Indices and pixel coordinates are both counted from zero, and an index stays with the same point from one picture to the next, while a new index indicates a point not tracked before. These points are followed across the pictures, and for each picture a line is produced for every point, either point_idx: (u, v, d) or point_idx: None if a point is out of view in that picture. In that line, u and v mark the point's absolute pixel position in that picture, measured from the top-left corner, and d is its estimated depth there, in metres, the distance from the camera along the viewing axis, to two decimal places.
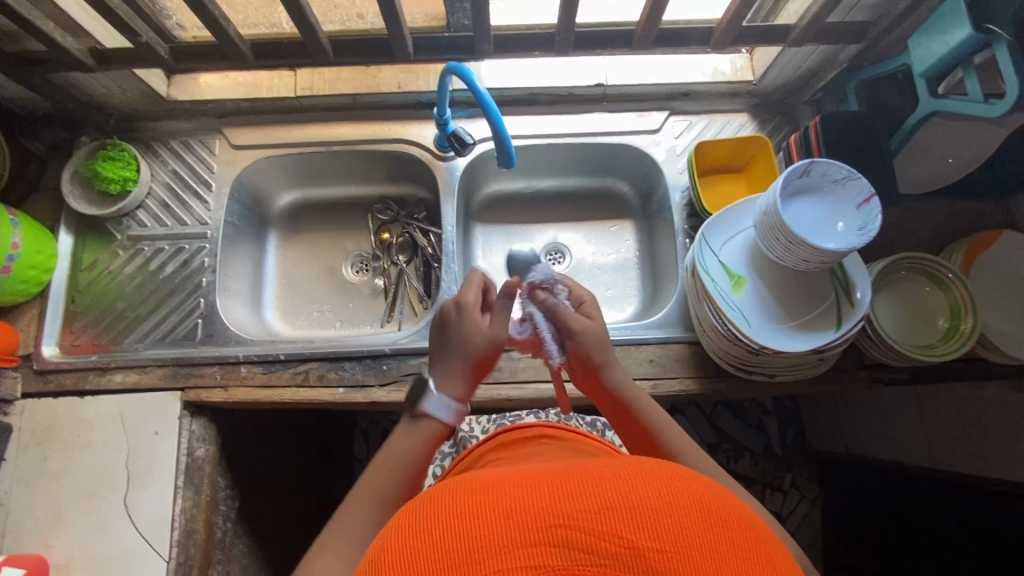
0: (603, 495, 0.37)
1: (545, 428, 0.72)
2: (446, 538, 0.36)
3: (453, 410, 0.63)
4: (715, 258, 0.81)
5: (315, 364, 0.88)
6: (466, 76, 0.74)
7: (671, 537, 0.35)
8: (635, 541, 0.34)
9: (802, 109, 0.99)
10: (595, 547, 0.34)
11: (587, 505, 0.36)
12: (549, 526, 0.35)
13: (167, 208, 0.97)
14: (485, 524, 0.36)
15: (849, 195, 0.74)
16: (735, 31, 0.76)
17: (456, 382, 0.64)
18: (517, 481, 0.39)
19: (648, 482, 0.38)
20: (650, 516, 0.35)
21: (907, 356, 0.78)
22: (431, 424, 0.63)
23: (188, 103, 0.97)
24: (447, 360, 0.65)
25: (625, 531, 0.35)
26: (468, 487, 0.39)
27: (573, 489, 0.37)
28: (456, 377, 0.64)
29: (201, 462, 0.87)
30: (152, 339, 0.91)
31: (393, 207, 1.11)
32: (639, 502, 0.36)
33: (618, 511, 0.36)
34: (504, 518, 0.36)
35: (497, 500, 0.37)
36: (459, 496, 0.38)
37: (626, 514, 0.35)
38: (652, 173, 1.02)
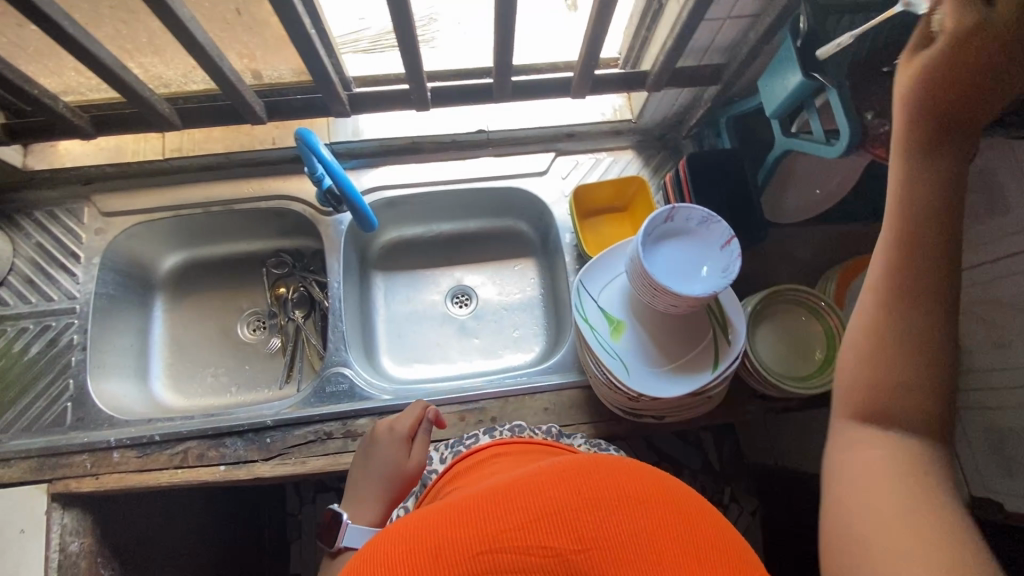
0: (525, 506, 0.38)
1: (492, 447, 0.63)
2: None
3: (368, 534, 0.72)
4: (594, 303, 0.80)
5: (195, 442, 0.83)
6: (309, 139, 0.73)
7: (591, 535, 0.37)
8: (557, 548, 0.36)
9: (685, 143, 1.01)
10: (524, 564, 0.36)
11: (512, 522, 0.37)
12: (480, 553, 0.36)
13: (32, 284, 0.91)
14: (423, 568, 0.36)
15: (712, 238, 0.75)
16: (590, 79, 0.76)
17: (375, 505, 0.73)
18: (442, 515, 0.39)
19: (562, 486, 0.39)
20: (574, 517, 0.37)
21: (782, 386, 0.79)
22: (351, 553, 0.71)
23: (48, 173, 0.92)
24: (365, 489, 0.74)
25: (548, 541, 0.37)
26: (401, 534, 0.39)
27: (500, 505, 0.38)
28: (365, 505, 0.73)
29: (76, 557, 0.81)
30: (16, 428, 0.85)
31: (288, 261, 1.08)
32: (560, 507, 0.38)
33: (540, 523, 0.37)
34: (431, 557, 0.36)
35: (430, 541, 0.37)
36: (382, 550, 0.38)
37: (549, 525, 0.37)
38: (544, 215, 1.02)
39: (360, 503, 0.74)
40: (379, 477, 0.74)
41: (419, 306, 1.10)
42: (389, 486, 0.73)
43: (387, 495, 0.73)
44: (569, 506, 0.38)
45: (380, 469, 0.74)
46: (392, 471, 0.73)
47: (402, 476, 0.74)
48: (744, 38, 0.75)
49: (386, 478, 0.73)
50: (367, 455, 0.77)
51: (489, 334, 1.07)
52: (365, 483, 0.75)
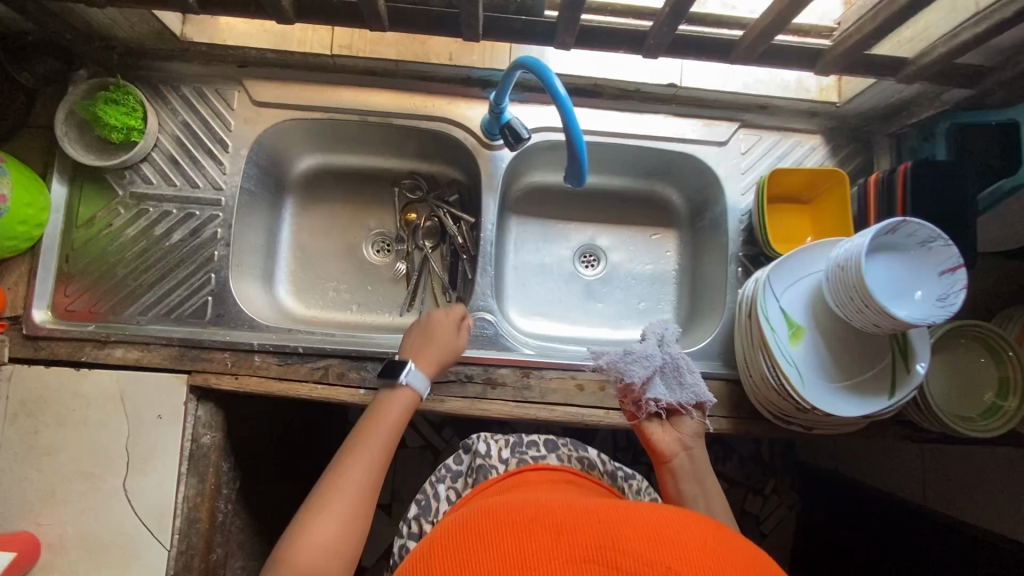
0: (647, 529, 0.42)
1: (568, 473, 0.70)
2: (506, 539, 0.42)
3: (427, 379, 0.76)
4: (776, 303, 0.76)
5: (336, 361, 0.82)
6: (541, 71, 0.68)
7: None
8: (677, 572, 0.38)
9: (881, 140, 0.92)
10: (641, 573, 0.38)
11: (633, 535, 0.41)
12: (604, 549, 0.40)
13: (177, 166, 0.86)
14: (510, 537, 0.42)
15: (933, 262, 0.69)
16: (850, 60, 0.67)
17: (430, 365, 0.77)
18: (534, 513, 0.45)
19: (686, 529, 0.42)
20: (694, 555, 0.39)
21: (944, 425, 0.77)
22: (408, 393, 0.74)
23: (206, 47, 0.84)
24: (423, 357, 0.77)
25: (670, 562, 0.38)
26: (493, 519, 0.45)
27: (626, 523, 0.43)
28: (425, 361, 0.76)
29: (206, 448, 0.82)
30: (156, 312, 0.84)
31: (423, 185, 1.03)
32: (681, 540, 0.41)
33: (662, 544, 0.40)
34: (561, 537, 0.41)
35: (524, 524, 0.43)
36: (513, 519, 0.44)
37: (670, 549, 0.40)
38: (710, 188, 0.95)
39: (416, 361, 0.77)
40: (435, 347, 0.78)
41: (547, 258, 1.05)
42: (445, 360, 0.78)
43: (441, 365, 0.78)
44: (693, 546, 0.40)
45: (441, 344, 0.79)
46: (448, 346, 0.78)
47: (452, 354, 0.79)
48: None
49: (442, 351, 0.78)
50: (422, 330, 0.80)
51: (615, 299, 1.04)
52: (424, 349, 0.77)
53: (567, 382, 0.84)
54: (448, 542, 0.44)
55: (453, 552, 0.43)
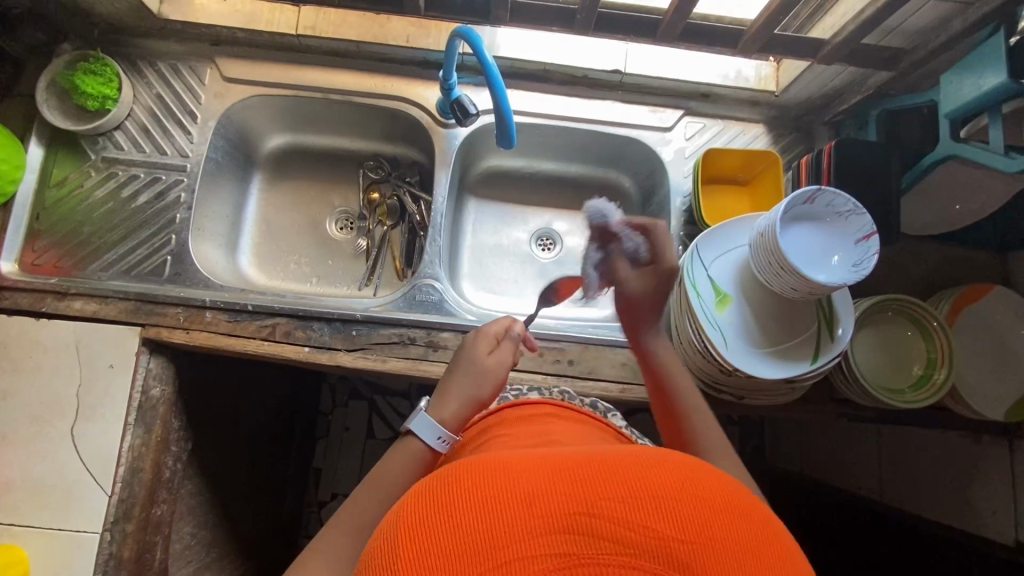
0: (626, 482, 0.35)
1: (547, 406, 0.67)
2: (467, 516, 0.34)
3: (440, 436, 0.61)
4: (704, 271, 0.79)
5: (284, 320, 0.85)
6: (473, 41, 0.70)
7: (695, 529, 0.33)
8: (659, 531, 0.32)
9: (820, 130, 0.96)
10: (619, 536, 0.32)
11: (613, 495, 0.34)
12: (573, 513, 0.33)
13: (148, 134, 0.92)
14: (476, 508, 0.34)
15: (849, 230, 0.71)
16: (765, 39, 0.72)
17: (455, 406, 0.62)
18: (501, 459, 0.38)
19: (666, 472, 0.36)
20: (676, 508, 0.34)
21: (880, 399, 0.77)
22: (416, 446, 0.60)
23: (180, 25, 0.91)
24: (451, 387, 0.64)
25: (649, 520, 0.33)
26: (456, 472, 0.37)
27: (598, 472, 0.36)
28: (450, 400, 0.63)
29: (156, 401, 0.85)
30: (118, 269, 0.88)
31: (385, 166, 1.07)
32: (660, 492, 0.34)
33: (641, 501, 0.34)
34: (524, 502, 0.34)
35: (489, 481, 0.35)
36: (464, 482, 0.36)
37: (650, 506, 0.33)
38: (656, 173, 0.99)
39: (442, 397, 0.63)
40: (465, 373, 0.65)
41: (504, 240, 1.09)
42: (474, 396, 0.63)
43: (473, 398, 0.63)
44: (672, 494, 0.34)
45: (464, 378, 0.64)
46: (478, 371, 0.64)
47: (489, 377, 0.64)
48: (944, 23, 0.70)
49: (470, 383, 0.64)
50: (462, 350, 0.68)
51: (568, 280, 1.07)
52: (451, 376, 0.65)
53: None
54: (418, 502, 0.37)
55: (424, 529, 0.34)
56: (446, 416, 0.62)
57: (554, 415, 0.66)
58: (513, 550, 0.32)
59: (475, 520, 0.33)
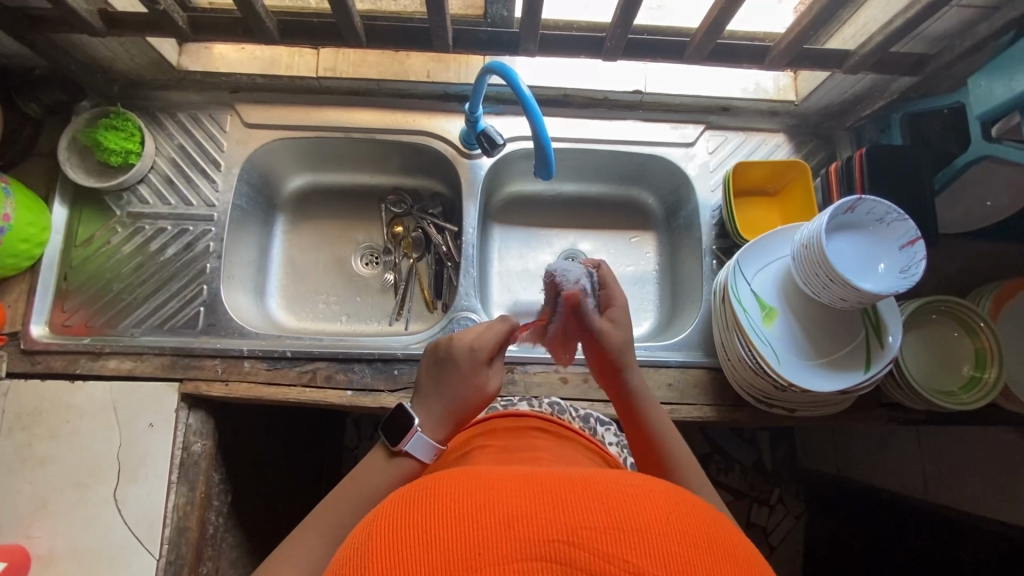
0: (608, 511, 0.34)
1: (534, 419, 0.70)
2: (445, 534, 0.34)
3: (432, 453, 0.60)
4: (748, 286, 0.78)
5: (323, 364, 0.84)
6: (509, 76, 0.70)
7: (677, 566, 0.32)
8: (639, 567, 0.32)
9: (841, 135, 0.96)
10: (597, 569, 0.32)
11: (594, 524, 0.33)
12: (550, 541, 0.33)
13: (172, 186, 0.91)
14: (453, 527, 0.34)
15: (892, 236, 0.71)
16: (792, 54, 0.72)
17: (444, 426, 0.61)
18: (482, 479, 0.38)
19: (654, 504, 0.36)
20: (658, 541, 0.33)
21: (934, 402, 0.77)
22: (406, 463, 0.59)
23: (200, 75, 0.91)
24: (439, 403, 0.61)
25: (630, 554, 0.32)
26: (437, 489, 0.38)
27: (580, 499, 0.35)
28: (438, 420, 0.61)
29: (197, 457, 0.83)
30: (150, 324, 0.86)
31: (407, 199, 1.07)
32: (644, 524, 0.34)
33: (623, 533, 0.33)
34: (503, 525, 0.34)
35: (468, 503, 0.35)
36: (448, 497, 0.36)
37: (632, 537, 0.33)
38: (681, 188, 0.99)
39: (431, 415, 0.61)
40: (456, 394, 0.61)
41: (530, 264, 1.08)
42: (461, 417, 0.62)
43: (458, 417, 0.61)
44: (655, 527, 0.34)
45: (450, 397, 0.61)
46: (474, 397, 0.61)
47: (478, 398, 0.62)
48: (968, 28, 0.71)
49: (457, 403, 0.61)
50: (455, 361, 0.62)
51: None
52: (440, 394, 0.61)
53: (551, 376, 0.86)
54: (395, 514, 0.37)
55: (399, 541, 0.34)
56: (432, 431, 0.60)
57: (541, 429, 0.68)
58: (486, 572, 0.31)
59: (451, 540, 0.33)
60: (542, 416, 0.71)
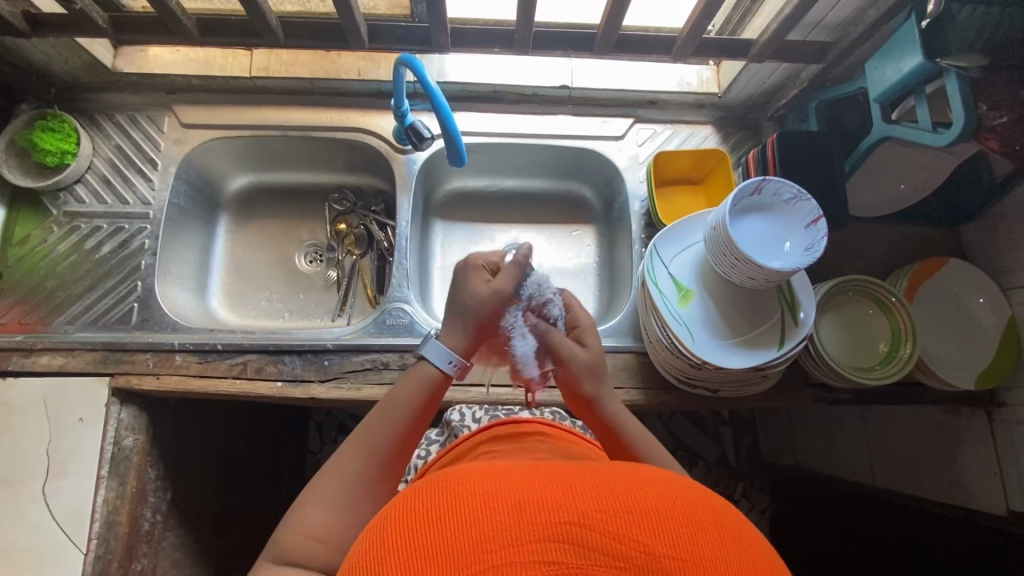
0: (616, 495, 0.36)
1: (538, 424, 0.68)
2: (462, 518, 0.34)
3: (453, 360, 0.64)
4: (665, 269, 0.80)
5: (254, 356, 0.85)
6: (417, 68, 0.72)
7: (686, 546, 0.33)
8: (651, 546, 0.33)
9: (766, 125, 0.99)
10: (609, 548, 0.33)
11: (603, 506, 0.35)
12: (564, 523, 0.34)
13: (109, 185, 0.93)
14: (469, 512, 0.35)
15: (798, 216, 0.74)
16: (695, 43, 0.75)
17: (461, 333, 0.66)
18: (492, 471, 0.39)
19: (659, 489, 0.37)
20: (666, 522, 0.34)
21: (850, 377, 0.78)
22: (429, 371, 0.64)
23: (135, 77, 0.93)
24: (455, 316, 0.66)
25: (641, 534, 0.33)
26: (446, 480, 0.38)
27: (591, 485, 0.37)
28: (457, 330, 0.66)
29: (129, 451, 0.84)
30: (84, 321, 0.87)
31: (351, 197, 1.08)
32: (653, 507, 0.35)
33: (633, 514, 0.34)
34: (516, 509, 0.34)
35: (480, 489, 0.36)
36: (460, 485, 0.37)
37: (641, 519, 0.34)
38: (614, 181, 1.01)
39: (451, 327, 0.66)
40: (463, 302, 0.67)
41: None
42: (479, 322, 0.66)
43: (476, 321, 0.66)
44: (661, 511, 0.35)
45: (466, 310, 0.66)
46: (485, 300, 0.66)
47: (492, 300, 0.66)
48: (860, 16, 0.74)
49: (472, 313, 0.66)
50: (457, 279, 0.68)
51: None
52: (456, 306, 0.67)
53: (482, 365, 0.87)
54: (408, 504, 0.37)
55: (414, 529, 0.35)
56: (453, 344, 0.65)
57: (543, 433, 0.66)
58: (501, 554, 0.32)
59: (472, 526, 0.34)
60: (545, 422, 0.69)
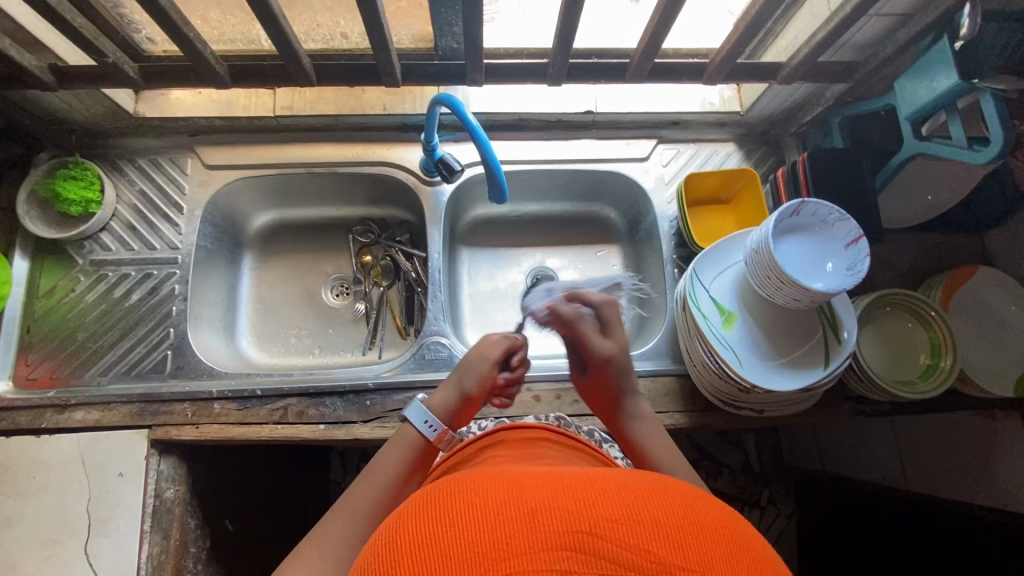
0: (628, 504, 0.35)
1: (545, 431, 0.68)
2: (474, 524, 0.34)
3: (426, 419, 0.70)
4: (706, 293, 0.81)
5: (295, 400, 0.84)
6: (456, 106, 0.72)
7: (699, 558, 0.33)
8: (664, 557, 0.32)
9: (787, 141, 1.00)
10: (622, 559, 0.32)
11: (615, 515, 0.34)
12: (576, 531, 0.33)
13: (134, 232, 0.92)
14: (479, 518, 0.34)
15: (838, 236, 0.74)
16: (728, 68, 0.76)
17: (445, 398, 0.74)
18: (504, 480, 0.38)
19: (669, 500, 0.36)
20: (677, 533, 0.34)
21: (896, 393, 0.79)
22: (410, 433, 0.70)
23: (158, 121, 0.92)
24: (451, 383, 0.76)
25: (654, 546, 0.32)
26: (459, 489, 0.38)
27: (601, 494, 0.36)
28: (445, 393, 0.75)
29: (170, 503, 0.82)
30: (117, 372, 0.86)
31: (374, 229, 1.07)
32: (665, 520, 0.34)
33: (646, 525, 0.34)
34: (528, 515, 0.34)
35: (490, 499, 0.35)
36: (471, 493, 0.37)
37: (653, 530, 0.33)
38: (640, 202, 1.02)
39: (442, 393, 0.75)
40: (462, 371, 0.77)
41: (500, 284, 1.09)
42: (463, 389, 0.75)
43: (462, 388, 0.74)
44: (673, 522, 0.34)
45: (466, 377, 0.76)
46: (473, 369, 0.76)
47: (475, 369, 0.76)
48: (888, 36, 0.75)
49: (462, 380, 0.75)
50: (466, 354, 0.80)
51: None
52: (454, 376, 0.77)
53: (523, 396, 0.86)
54: (421, 511, 0.36)
55: (426, 535, 0.34)
56: (439, 407, 0.73)
57: (546, 439, 0.67)
58: (512, 561, 0.31)
59: (484, 532, 0.33)
60: (551, 428, 0.70)
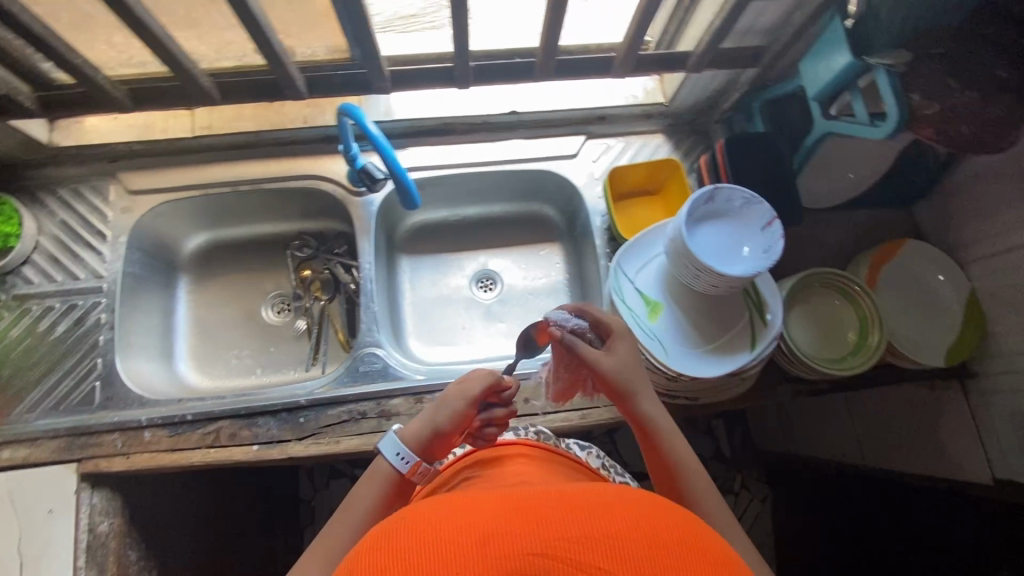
0: (581, 520, 0.35)
1: (519, 445, 0.68)
2: (420, 555, 0.33)
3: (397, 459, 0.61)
4: (631, 285, 0.81)
5: (227, 422, 0.82)
6: (359, 116, 0.72)
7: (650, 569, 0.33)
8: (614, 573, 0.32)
9: (714, 128, 1.00)
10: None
11: (568, 533, 0.34)
12: (526, 554, 0.33)
13: (57, 262, 0.90)
14: (426, 548, 0.33)
15: (752, 220, 0.74)
16: (634, 60, 0.76)
17: (417, 432, 0.63)
18: (453, 504, 0.38)
19: (623, 510, 0.36)
20: (631, 546, 0.34)
21: (826, 371, 0.79)
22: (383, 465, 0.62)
23: (75, 149, 0.91)
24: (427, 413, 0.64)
25: (605, 562, 0.33)
26: (406, 518, 0.37)
27: (554, 511, 0.36)
28: (418, 427, 0.63)
29: (104, 537, 0.80)
30: (45, 408, 0.84)
31: (311, 242, 1.05)
32: (618, 531, 0.34)
33: (598, 541, 0.33)
34: (475, 541, 0.33)
35: (437, 526, 0.35)
36: (418, 521, 0.36)
37: (605, 546, 0.33)
38: (573, 199, 1.02)
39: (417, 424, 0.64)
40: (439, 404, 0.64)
41: (443, 290, 1.08)
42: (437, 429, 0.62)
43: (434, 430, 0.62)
44: (628, 534, 0.34)
45: (440, 413, 0.63)
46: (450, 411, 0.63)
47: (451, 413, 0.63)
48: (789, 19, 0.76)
49: (436, 421, 0.63)
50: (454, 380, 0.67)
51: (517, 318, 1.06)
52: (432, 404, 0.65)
53: None
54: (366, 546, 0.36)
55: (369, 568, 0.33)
56: (408, 441, 0.63)
57: (524, 454, 0.66)
58: None
59: (428, 564, 0.33)
60: (528, 441, 0.69)
